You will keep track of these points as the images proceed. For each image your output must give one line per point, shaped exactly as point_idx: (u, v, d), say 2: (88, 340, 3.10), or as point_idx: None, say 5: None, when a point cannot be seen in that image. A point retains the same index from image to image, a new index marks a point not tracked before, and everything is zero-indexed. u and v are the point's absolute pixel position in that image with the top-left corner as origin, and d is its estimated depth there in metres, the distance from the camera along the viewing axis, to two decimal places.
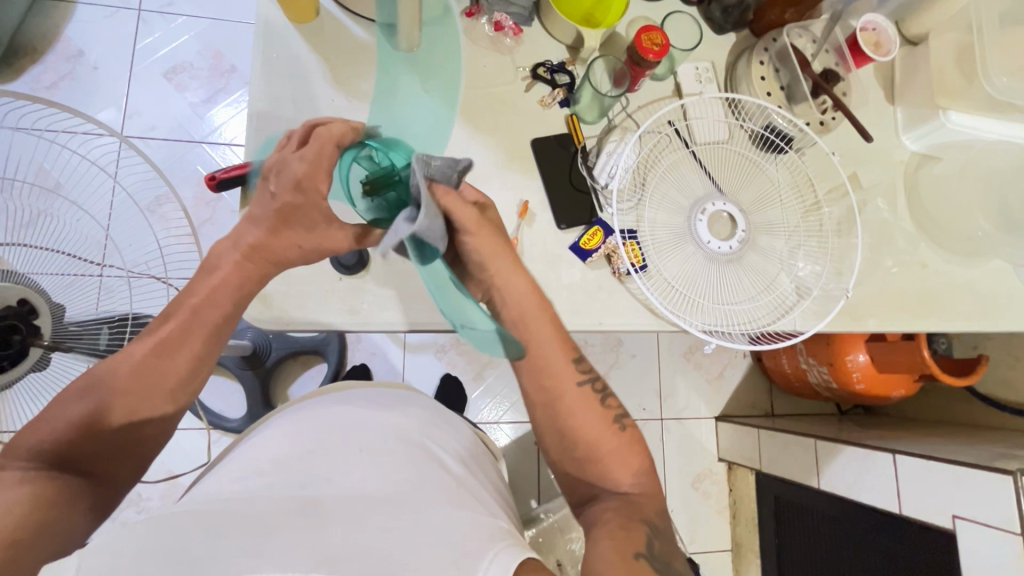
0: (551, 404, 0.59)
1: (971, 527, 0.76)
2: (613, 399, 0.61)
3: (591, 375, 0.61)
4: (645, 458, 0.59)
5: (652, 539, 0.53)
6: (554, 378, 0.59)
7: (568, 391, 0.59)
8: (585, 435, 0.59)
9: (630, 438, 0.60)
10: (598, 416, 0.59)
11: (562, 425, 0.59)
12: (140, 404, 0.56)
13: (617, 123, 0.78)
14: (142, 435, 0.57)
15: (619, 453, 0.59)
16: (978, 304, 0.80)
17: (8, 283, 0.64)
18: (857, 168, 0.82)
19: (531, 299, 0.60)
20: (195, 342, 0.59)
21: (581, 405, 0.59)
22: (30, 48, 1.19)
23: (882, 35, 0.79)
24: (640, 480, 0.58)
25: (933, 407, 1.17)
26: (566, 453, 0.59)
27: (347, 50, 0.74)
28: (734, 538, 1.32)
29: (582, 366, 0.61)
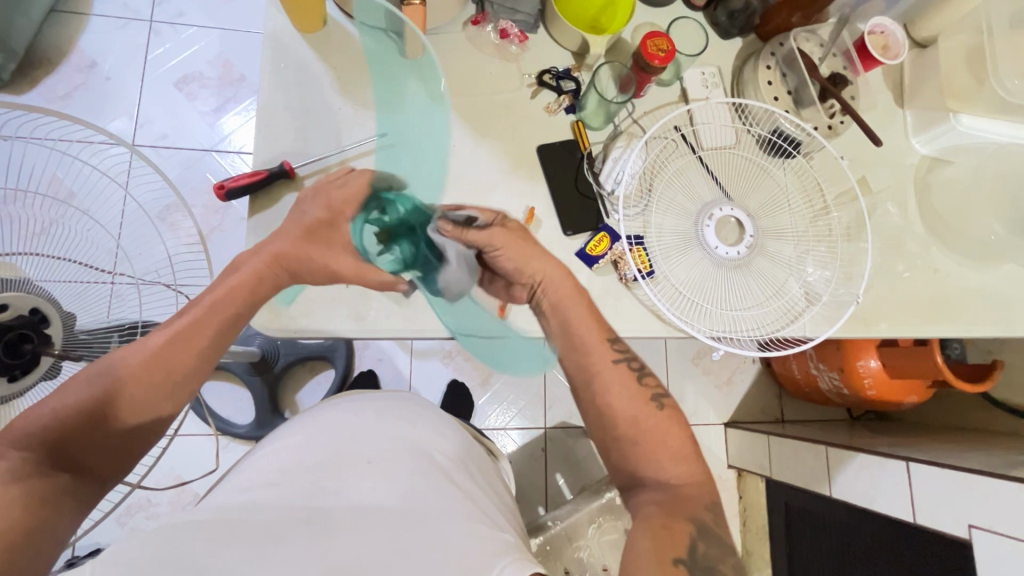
0: (593, 381, 0.62)
1: (989, 536, 0.75)
2: (649, 378, 0.63)
3: (626, 356, 0.64)
4: (685, 440, 0.60)
5: (697, 540, 0.52)
6: (594, 355, 0.63)
7: (604, 371, 0.62)
8: (625, 411, 0.60)
9: (670, 415, 0.61)
10: (636, 395, 0.61)
11: (601, 402, 0.62)
12: (145, 404, 0.56)
13: (623, 129, 0.78)
14: (137, 437, 0.57)
15: (658, 430, 0.60)
16: (994, 310, 0.79)
17: (20, 292, 0.65)
18: (867, 172, 0.81)
19: (570, 286, 0.65)
20: (204, 348, 0.60)
21: (623, 383, 0.62)
22: (44, 59, 1.21)
23: (891, 38, 0.78)
24: (683, 467, 0.58)
25: (947, 413, 1.16)
26: (607, 427, 0.61)
27: (353, 59, 0.74)
28: (744, 546, 1.31)
29: (618, 347, 0.64)
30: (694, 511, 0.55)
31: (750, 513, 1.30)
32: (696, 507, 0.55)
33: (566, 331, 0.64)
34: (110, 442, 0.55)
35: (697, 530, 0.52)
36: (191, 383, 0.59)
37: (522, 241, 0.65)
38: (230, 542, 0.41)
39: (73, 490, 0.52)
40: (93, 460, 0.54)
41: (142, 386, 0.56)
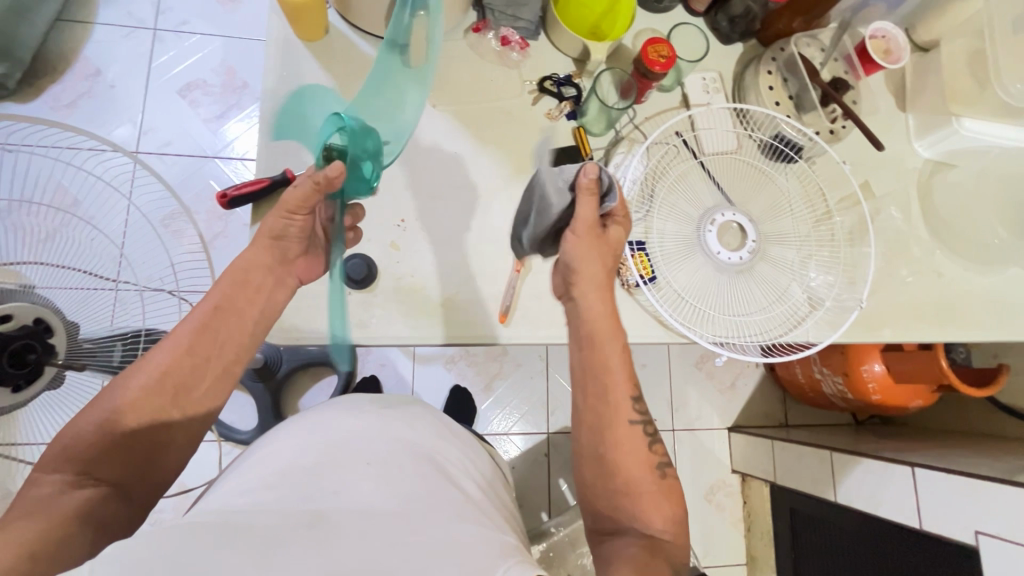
0: (605, 427, 0.61)
1: (997, 542, 0.75)
2: (659, 446, 0.62)
3: (644, 417, 0.62)
4: (678, 506, 0.59)
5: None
6: (611, 402, 0.61)
7: (620, 425, 0.61)
8: (626, 471, 0.59)
9: (671, 487, 0.60)
10: (643, 457, 0.60)
11: (604, 445, 0.60)
12: (162, 420, 0.57)
13: (624, 135, 0.78)
14: (163, 454, 0.58)
15: (657, 495, 0.58)
16: (999, 315, 0.78)
17: (24, 302, 0.66)
18: (869, 177, 0.81)
19: (609, 328, 0.63)
20: (214, 358, 0.60)
21: (632, 443, 0.60)
22: (49, 68, 1.22)
23: (892, 42, 0.78)
24: (670, 525, 0.57)
25: (953, 417, 1.15)
26: (602, 475, 0.59)
27: (355, 67, 0.75)
28: (749, 552, 1.30)
29: (638, 406, 0.62)
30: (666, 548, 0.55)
31: (754, 518, 1.29)
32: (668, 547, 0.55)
33: (595, 365, 0.62)
34: (132, 463, 0.55)
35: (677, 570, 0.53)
36: (207, 395, 0.60)
37: (591, 241, 0.65)
38: (234, 541, 0.41)
39: (106, 509, 0.52)
40: (118, 484, 0.54)
41: (155, 402, 0.56)
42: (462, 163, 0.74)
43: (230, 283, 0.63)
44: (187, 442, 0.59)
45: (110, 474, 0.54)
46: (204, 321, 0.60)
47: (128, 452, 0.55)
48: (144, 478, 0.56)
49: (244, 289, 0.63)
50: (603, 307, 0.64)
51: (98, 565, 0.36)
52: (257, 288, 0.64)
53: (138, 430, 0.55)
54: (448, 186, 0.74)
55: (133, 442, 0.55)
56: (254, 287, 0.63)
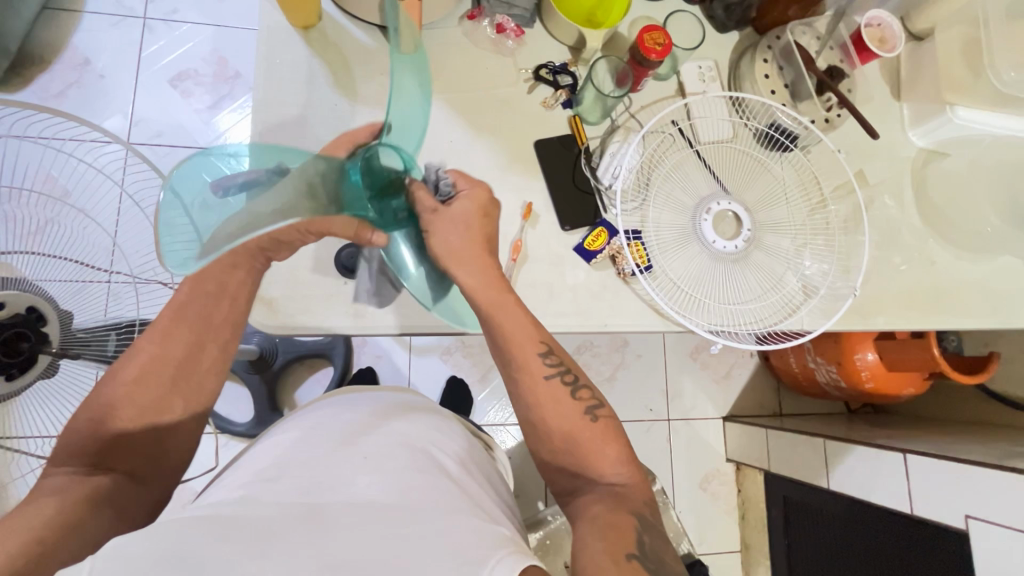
0: (525, 385, 0.62)
1: (985, 527, 0.76)
2: (583, 391, 0.62)
3: (559, 370, 0.63)
4: (622, 444, 0.60)
5: (643, 535, 0.53)
6: (523, 357, 0.62)
7: (537, 384, 0.62)
8: (558, 425, 0.61)
9: (607, 426, 0.61)
10: (570, 406, 0.61)
11: (530, 406, 0.62)
12: (162, 407, 0.57)
13: (620, 124, 0.78)
14: (168, 442, 0.58)
15: (595, 441, 0.60)
16: (991, 303, 0.79)
17: (16, 291, 0.66)
18: (864, 166, 0.81)
19: (492, 282, 0.64)
20: (207, 342, 0.60)
21: (555, 396, 0.61)
22: (37, 58, 1.21)
23: (887, 31, 0.78)
24: (620, 469, 0.59)
25: (944, 406, 1.16)
26: (547, 441, 0.61)
27: (349, 54, 0.74)
28: (743, 539, 1.32)
29: (549, 360, 0.63)
30: (637, 507, 0.56)
31: (748, 506, 1.30)
32: (637, 509, 0.57)
33: (491, 328, 0.63)
34: (143, 450, 0.57)
35: (641, 524, 0.54)
36: (204, 377, 0.60)
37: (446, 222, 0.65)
38: (234, 528, 0.41)
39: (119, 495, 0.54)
40: (132, 474, 0.56)
41: (150, 394, 0.57)
42: (457, 151, 0.74)
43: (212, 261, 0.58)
44: (191, 427, 0.60)
45: (121, 463, 0.55)
46: (189, 303, 0.59)
47: (135, 439, 0.56)
48: (159, 464, 0.58)
49: (223, 277, 0.58)
50: (488, 270, 0.65)
51: (98, 560, 0.37)
52: (234, 271, 0.59)
53: (139, 417, 0.56)
54: None
55: (137, 431, 0.56)
56: (237, 273, 0.59)
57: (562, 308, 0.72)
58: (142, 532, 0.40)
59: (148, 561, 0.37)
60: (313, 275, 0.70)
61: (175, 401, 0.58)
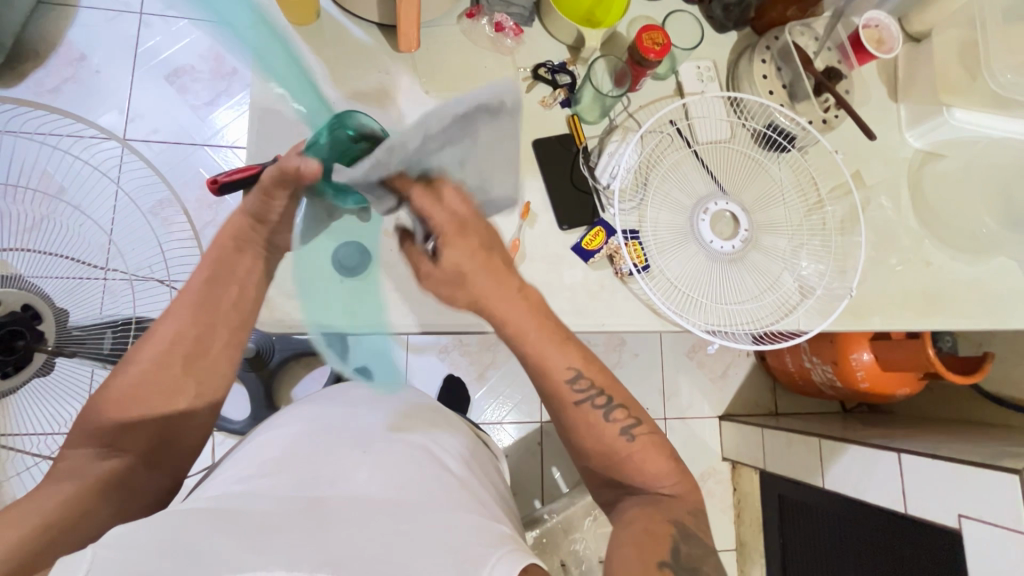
0: (556, 406, 0.63)
1: (978, 526, 0.76)
2: (618, 412, 0.63)
3: (590, 393, 0.63)
4: (663, 459, 0.63)
5: (680, 543, 0.55)
6: (551, 383, 0.62)
7: (569, 411, 0.63)
8: (597, 441, 0.63)
9: (645, 446, 0.63)
10: (604, 427, 0.63)
11: (564, 426, 0.64)
12: (175, 391, 0.59)
13: (618, 123, 0.78)
14: (184, 426, 0.60)
15: (636, 458, 0.62)
16: (986, 304, 0.79)
17: (11, 289, 0.66)
18: (860, 167, 0.81)
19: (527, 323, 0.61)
20: (219, 324, 0.61)
21: (587, 419, 0.63)
22: (33, 53, 1.20)
23: (885, 32, 0.78)
24: (670, 483, 0.62)
25: (938, 406, 1.17)
26: (586, 454, 0.64)
27: (347, 52, 0.74)
28: (738, 537, 1.32)
29: (579, 385, 0.62)
30: (677, 516, 0.58)
31: (744, 505, 1.31)
32: (640, 508, 0.58)
33: (528, 361, 0.62)
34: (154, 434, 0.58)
35: (679, 532, 0.56)
36: (216, 362, 0.61)
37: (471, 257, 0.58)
38: (235, 522, 0.41)
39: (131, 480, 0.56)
40: (145, 457, 0.57)
41: (167, 376, 0.58)
42: None
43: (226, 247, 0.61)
44: (207, 414, 0.62)
45: (135, 445, 0.57)
46: (203, 289, 0.60)
47: (148, 423, 0.57)
48: (171, 448, 0.60)
49: (235, 256, 0.61)
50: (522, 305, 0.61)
51: (102, 548, 0.37)
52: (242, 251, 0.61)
53: (152, 400, 0.58)
54: None
55: (150, 415, 0.58)
56: (248, 252, 0.62)
57: (560, 308, 0.72)
58: (143, 522, 0.40)
59: (150, 552, 0.37)
60: None
61: (189, 386, 0.59)
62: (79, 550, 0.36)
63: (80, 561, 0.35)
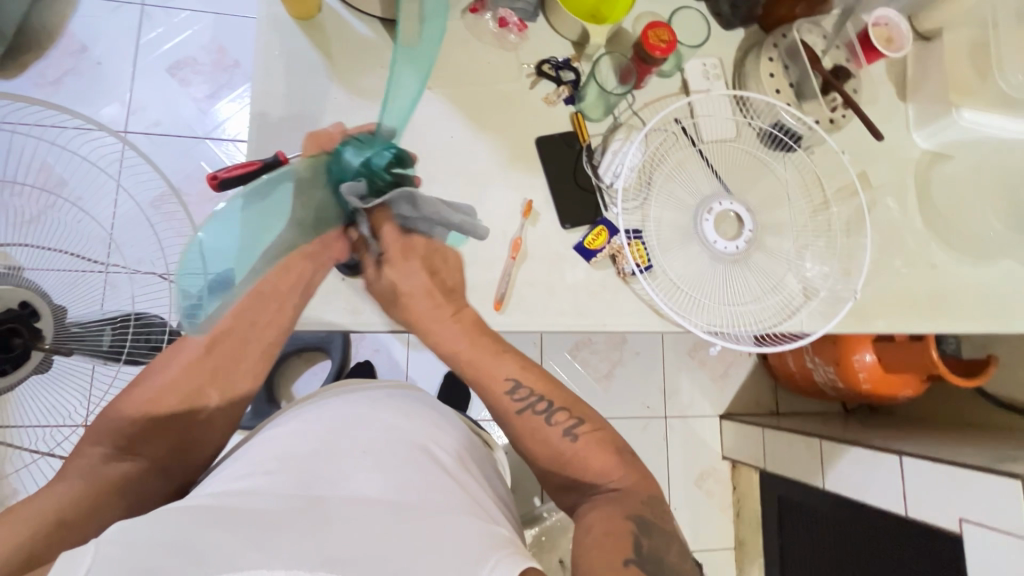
0: (500, 418, 0.65)
1: (979, 530, 0.76)
2: (560, 415, 0.63)
3: (530, 401, 0.64)
4: (612, 457, 0.61)
5: (640, 538, 0.53)
6: (492, 396, 0.64)
7: (512, 420, 0.63)
8: (537, 445, 0.63)
9: (589, 443, 0.62)
10: (547, 431, 0.62)
11: (512, 435, 0.64)
12: (200, 396, 0.60)
13: (623, 121, 0.77)
14: (202, 433, 0.62)
15: (581, 459, 0.61)
16: (992, 307, 0.78)
17: (9, 285, 0.67)
18: (867, 167, 0.80)
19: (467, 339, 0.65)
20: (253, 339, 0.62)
21: (532, 426, 0.63)
22: (34, 44, 1.19)
23: (894, 31, 0.77)
24: (616, 475, 0.61)
25: (941, 408, 1.17)
26: (535, 461, 0.64)
27: (349, 46, 0.73)
28: (737, 536, 1.32)
29: (518, 394, 0.64)
30: (635, 509, 0.57)
31: (743, 504, 1.31)
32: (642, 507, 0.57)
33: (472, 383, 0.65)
34: (174, 438, 0.59)
35: (638, 526, 0.55)
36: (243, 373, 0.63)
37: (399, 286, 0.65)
38: (234, 519, 0.41)
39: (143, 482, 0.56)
40: (161, 463, 0.58)
41: (194, 381, 0.60)
42: (458, 146, 0.73)
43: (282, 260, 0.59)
44: (226, 422, 0.64)
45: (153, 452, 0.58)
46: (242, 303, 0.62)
47: (171, 425, 0.59)
48: (190, 453, 0.61)
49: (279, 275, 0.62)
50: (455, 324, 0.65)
51: (104, 545, 0.37)
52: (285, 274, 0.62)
53: (178, 406, 0.59)
54: (443, 171, 0.72)
55: (173, 418, 0.59)
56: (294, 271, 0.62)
57: (562, 308, 0.72)
58: (144, 519, 0.39)
59: (149, 549, 0.36)
60: None
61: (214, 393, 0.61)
62: (81, 547, 0.36)
63: (81, 560, 0.35)
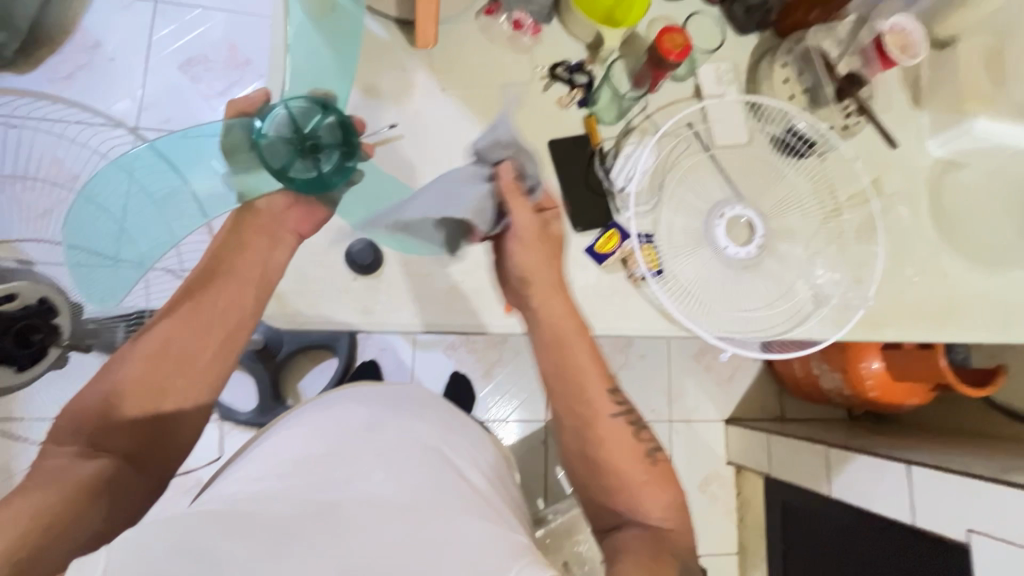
0: (589, 420, 0.63)
1: (985, 541, 0.76)
2: (646, 433, 0.64)
3: (623, 411, 0.64)
4: (675, 489, 0.62)
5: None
6: (591, 400, 0.63)
7: (603, 421, 0.63)
8: (624, 456, 0.62)
9: (665, 471, 0.63)
10: (631, 448, 0.62)
11: (591, 443, 0.63)
12: (164, 392, 0.58)
13: (636, 125, 0.77)
14: (171, 429, 0.58)
15: (656, 480, 0.62)
16: (1005, 317, 0.78)
17: (29, 281, 0.67)
18: (881, 174, 0.80)
19: (571, 323, 0.65)
20: (216, 324, 0.60)
21: (615, 437, 0.62)
22: (48, 39, 1.20)
23: (910, 37, 0.75)
24: (667, 514, 0.60)
25: (951, 417, 1.16)
26: (602, 472, 0.62)
27: (363, 47, 0.73)
28: (741, 542, 1.32)
29: (617, 398, 0.64)
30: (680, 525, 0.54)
31: (747, 509, 1.31)
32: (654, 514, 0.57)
33: (567, 376, 0.64)
34: (143, 434, 0.57)
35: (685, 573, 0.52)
36: (210, 364, 0.60)
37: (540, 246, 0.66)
38: (243, 524, 0.40)
39: (122, 480, 0.54)
40: (131, 456, 0.56)
41: (154, 371, 0.57)
42: (470, 148, 0.73)
43: (230, 245, 0.64)
44: (197, 416, 0.60)
45: (126, 446, 0.56)
46: (205, 290, 0.61)
47: (136, 421, 0.57)
48: (160, 450, 0.58)
49: (239, 254, 0.63)
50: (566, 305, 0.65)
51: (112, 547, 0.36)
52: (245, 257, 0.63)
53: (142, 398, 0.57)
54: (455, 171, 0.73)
55: (138, 415, 0.56)
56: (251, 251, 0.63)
57: None
58: (156, 521, 0.39)
59: (160, 553, 0.36)
60: (324, 272, 0.70)
61: (179, 386, 0.58)
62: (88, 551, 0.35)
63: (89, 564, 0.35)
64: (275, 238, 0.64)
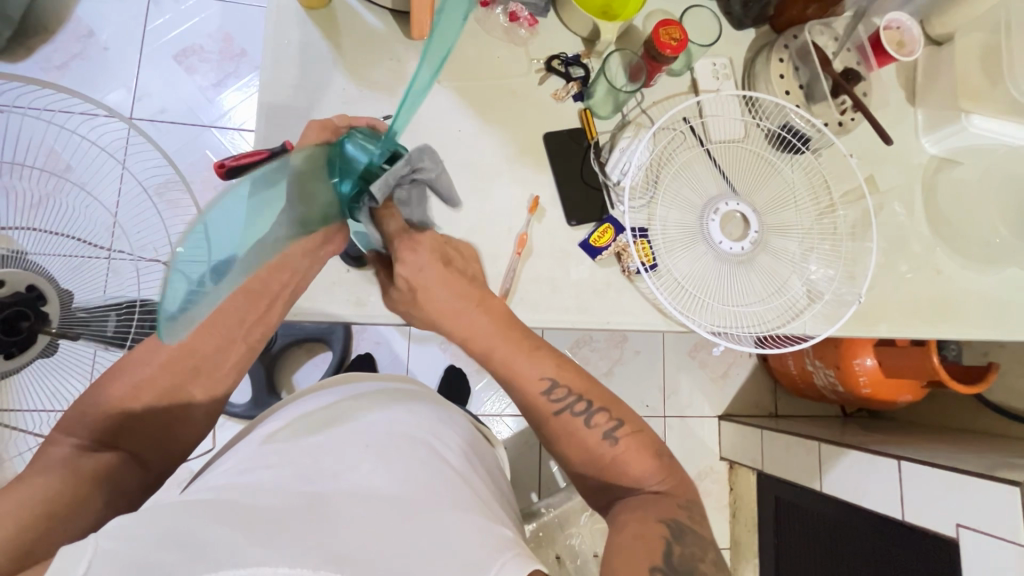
0: (533, 415, 0.63)
1: (975, 536, 0.76)
2: (600, 416, 0.62)
3: (569, 401, 0.62)
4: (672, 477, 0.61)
5: (674, 544, 0.52)
6: (528, 393, 0.63)
7: (546, 416, 0.62)
8: (577, 446, 0.61)
9: (630, 447, 0.60)
10: (581, 437, 0.61)
11: (545, 433, 0.63)
12: (180, 395, 0.58)
13: (631, 119, 0.77)
14: (178, 429, 0.59)
15: (631, 451, 0.60)
16: (996, 314, 0.78)
17: (16, 268, 0.66)
18: (874, 171, 0.80)
19: (490, 326, 0.63)
20: (237, 338, 0.60)
21: (567, 428, 0.62)
22: (41, 28, 1.19)
23: (906, 34, 0.77)
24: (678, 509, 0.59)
25: (942, 414, 1.17)
26: (572, 462, 0.63)
27: (358, 38, 0.73)
28: (733, 536, 1.33)
29: (555, 394, 0.62)
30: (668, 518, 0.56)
31: (740, 504, 1.31)
32: (646, 513, 0.56)
33: (500, 368, 0.64)
34: (150, 434, 0.57)
35: (672, 531, 0.53)
36: (227, 372, 0.61)
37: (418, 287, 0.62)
38: (233, 516, 0.40)
39: (125, 475, 0.54)
40: (136, 454, 0.56)
41: (172, 379, 0.57)
42: (466, 141, 0.73)
43: None
44: (204, 418, 0.61)
45: (129, 442, 0.56)
46: (227, 300, 0.60)
47: (147, 420, 0.56)
48: (164, 449, 0.58)
49: (270, 270, 0.60)
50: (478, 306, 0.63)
51: (103, 538, 0.36)
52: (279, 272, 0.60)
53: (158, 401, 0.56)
54: (451, 164, 0.72)
55: (151, 419, 0.57)
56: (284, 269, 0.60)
57: (566, 304, 0.72)
58: (145, 512, 0.39)
59: (151, 543, 0.36)
60: None
61: (196, 393, 0.59)
62: (80, 540, 0.35)
63: (80, 553, 0.34)
64: (313, 260, 0.59)
